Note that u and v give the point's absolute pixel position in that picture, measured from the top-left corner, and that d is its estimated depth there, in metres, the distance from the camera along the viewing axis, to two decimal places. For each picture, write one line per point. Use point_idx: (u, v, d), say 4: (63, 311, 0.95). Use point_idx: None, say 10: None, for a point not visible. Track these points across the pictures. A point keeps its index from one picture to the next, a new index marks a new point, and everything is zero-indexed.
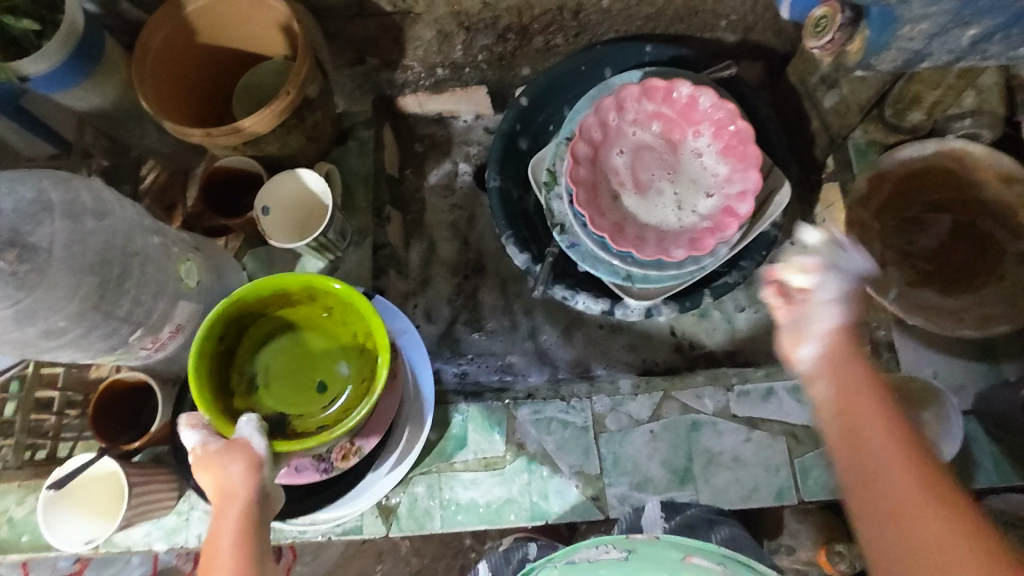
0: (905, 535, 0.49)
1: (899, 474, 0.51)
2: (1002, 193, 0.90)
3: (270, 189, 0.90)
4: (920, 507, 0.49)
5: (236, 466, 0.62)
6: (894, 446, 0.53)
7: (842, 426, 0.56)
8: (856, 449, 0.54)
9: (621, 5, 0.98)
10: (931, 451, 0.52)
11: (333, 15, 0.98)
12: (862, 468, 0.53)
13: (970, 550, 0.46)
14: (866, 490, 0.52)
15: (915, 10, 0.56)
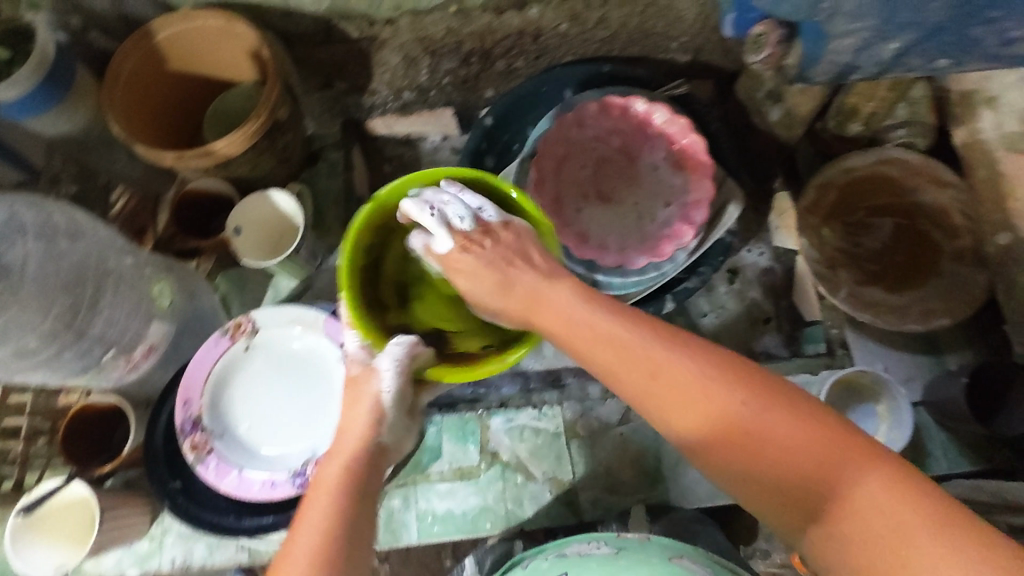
0: (733, 438, 0.52)
1: (695, 375, 0.54)
2: (935, 196, 0.96)
3: (244, 209, 0.92)
4: (727, 398, 0.52)
5: (366, 401, 0.65)
6: (625, 355, 0.57)
7: (621, 371, 0.57)
8: (653, 383, 0.55)
9: (578, 30, 1.04)
10: (647, 344, 0.57)
11: (301, 41, 1.04)
12: (654, 395, 0.55)
13: (772, 406, 0.51)
14: (694, 417, 0.53)
15: (842, 25, 0.61)
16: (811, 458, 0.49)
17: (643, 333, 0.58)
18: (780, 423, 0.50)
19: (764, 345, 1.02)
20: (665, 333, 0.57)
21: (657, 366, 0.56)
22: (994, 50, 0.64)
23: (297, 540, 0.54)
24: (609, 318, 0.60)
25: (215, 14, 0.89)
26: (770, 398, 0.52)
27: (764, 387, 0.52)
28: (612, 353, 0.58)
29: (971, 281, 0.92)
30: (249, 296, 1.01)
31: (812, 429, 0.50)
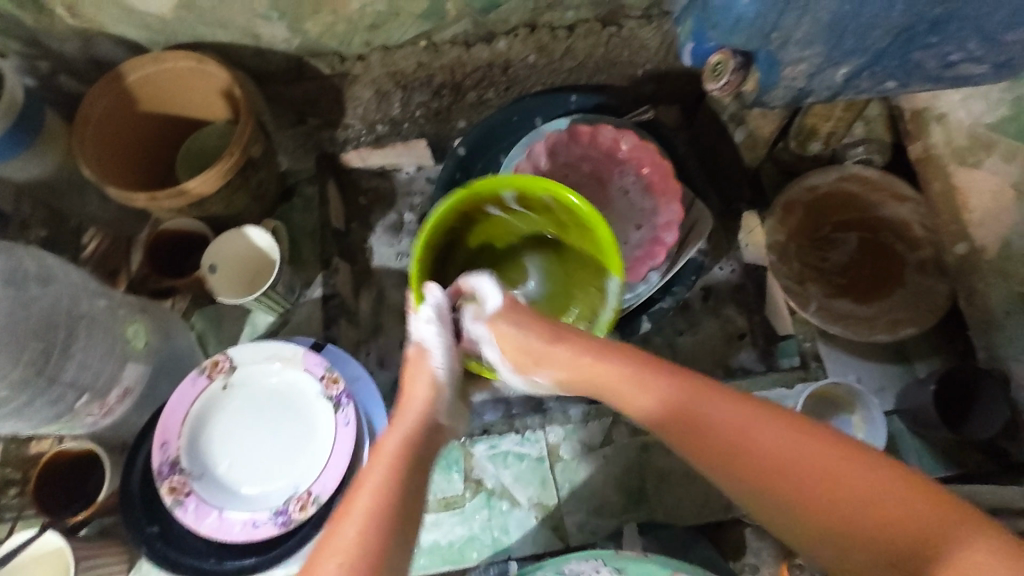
0: (810, 493, 0.51)
1: (769, 434, 0.54)
2: (896, 210, 1.00)
3: (217, 247, 0.91)
4: (802, 454, 0.52)
5: (422, 375, 0.65)
6: (684, 412, 0.57)
7: (686, 436, 0.56)
8: (721, 442, 0.55)
9: (546, 60, 1.08)
10: (714, 404, 0.56)
11: (272, 79, 1.06)
12: (721, 454, 0.54)
13: (817, 444, 0.52)
14: (763, 470, 0.53)
15: (794, 52, 0.64)
16: (871, 492, 0.50)
17: (702, 389, 0.57)
18: (850, 471, 0.51)
19: (741, 360, 1.04)
20: (724, 391, 0.57)
21: (725, 425, 0.55)
22: (936, 71, 0.69)
23: (349, 518, 0.52)
24: (663, 373, 0.59)
25: (183, 57, 0.90)
26: (843, 452, 0.52)
27: (835, 439, 0.52)
28: (671, 412, 0.57)
29: (933, 289, 0.96)
30: (226, 334, 1.00)
31: (892, 481, 0.50)
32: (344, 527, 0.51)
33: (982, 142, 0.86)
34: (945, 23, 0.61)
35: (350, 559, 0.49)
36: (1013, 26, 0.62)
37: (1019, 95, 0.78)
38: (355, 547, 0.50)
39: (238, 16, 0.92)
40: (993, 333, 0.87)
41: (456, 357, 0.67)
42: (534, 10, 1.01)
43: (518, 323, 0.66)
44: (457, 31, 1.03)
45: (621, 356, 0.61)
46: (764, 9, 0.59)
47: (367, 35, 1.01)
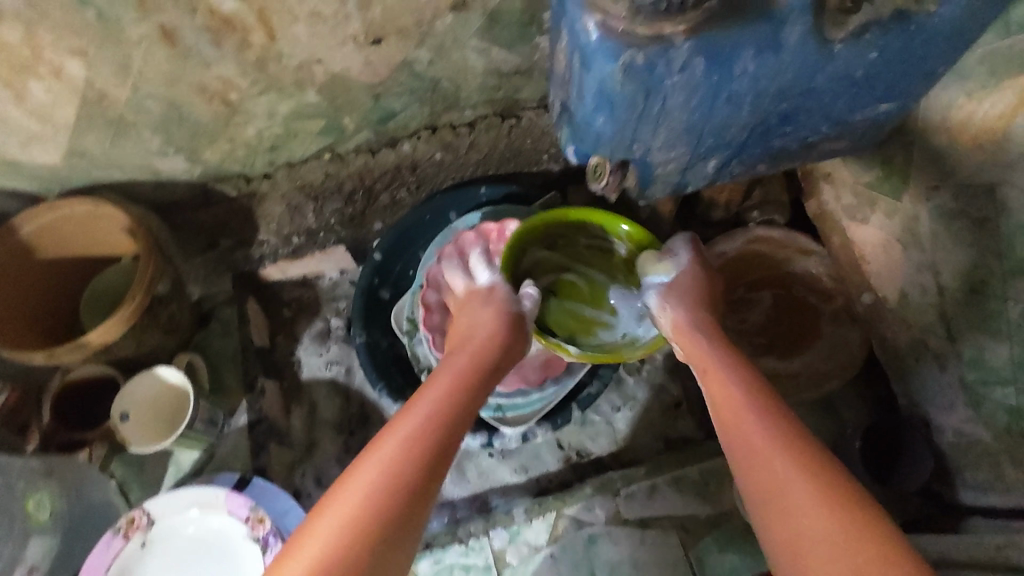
0: (763, 465, 0.64)
1: (758, 426, 0.67)
2: (805, 264, 1.03)
3: (127, 391, 0.89)
4: (777, 456, 0.63)
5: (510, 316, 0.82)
6: (725, 402, 0.72)
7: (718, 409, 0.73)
8: (735, 425, 0.69)
9: (452, 156, 1.09)
10: (751, 399, 0.70)
11: (178, 207, 1.05)
12: (732, 432, 0.69)
13: (796, 450, 0.63)
14: (750, 454, 0.66)
15: (660, 155, 0.66)
16: (809, 501, 0.59)
17: (749, 390, 0.71)
18: (809, 483, 0.60)
19: (679, 429, 1.05)
20: (768, 395, 0.71)
21: (743, 414, 0.69)
22: (800, 152, 0.73)
23: (421, 406, 0.67)
24: (726, 371, 0.75)
25: (79, 202, 0.88)
26: (805, 457, 0.62)
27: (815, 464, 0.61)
28: (718, 399, 0.73)
29: (849, 340, 0.99)
30: (149, 478, 0.96)
31: (844, 512, 0.56)
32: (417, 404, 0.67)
33: (865, 199, 0.89)
34: (794, 116, 0.65)
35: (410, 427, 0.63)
36: (856, 109, 0.66)
37: (888, 157, 0.82)
38: (419, 423, 0.64)
39: (132, 156, 0.92)
40: (909, 379, 0.89)
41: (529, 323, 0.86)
42: (432, 114, 1.03)
43: (676, 299, 0.87)
44: (359, 141, 1.04)
45: (714, 359, 0.77)
46: (620, 128, 0.61)
47: (268, 155, 1.01)
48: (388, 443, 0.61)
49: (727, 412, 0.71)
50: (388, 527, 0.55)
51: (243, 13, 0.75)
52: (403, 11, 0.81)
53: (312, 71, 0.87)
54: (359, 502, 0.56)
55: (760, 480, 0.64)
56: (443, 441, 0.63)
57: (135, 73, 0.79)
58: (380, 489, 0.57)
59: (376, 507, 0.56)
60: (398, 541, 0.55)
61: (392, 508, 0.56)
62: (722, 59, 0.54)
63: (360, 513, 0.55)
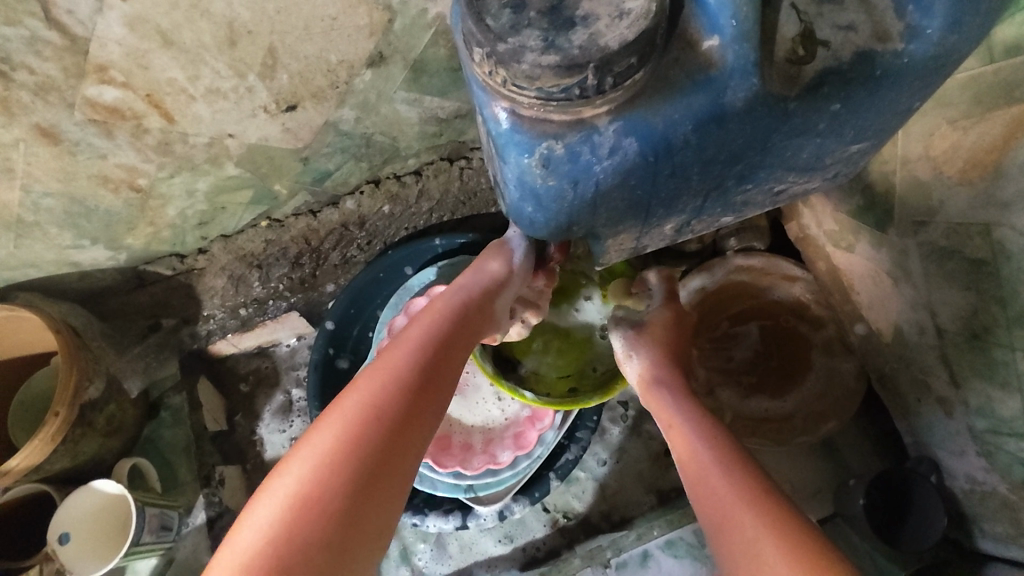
0: (735, 530, 0.57)
1: (726, 485, 0.60)
2: (790, 291, 0.94)
3: (66, 512, 0.81)
4: (746, 518, 0.57)
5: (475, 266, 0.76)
6: (690, 461, 0.65)
7: (684, 463, 0.67)
8: (701, 483, 0.63)
9: (402, 207, 1.02)
10: (719, 453, 0.64)
11: (113, 293, 0.96)
12: (699, 491, 0.62)
13: (769, 511, 0.56)
14: (718, 519, 0.59)
15: (606, 229, 0.58)
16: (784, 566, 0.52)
17: (713, 448, 0.65)
18: (782, 547, 0.53)
19: (672, 480, 0.97)
20: (738, 451, 0.64)
21: (710, 472, 0.62)
22: (767, 201, 0.64)
23: (394, 355, 0.64)
24: (689, 424, 0.68)
25: None
26: (778, 519, 0.55)
27: (788, 527, 0.55)
28: (685, 456, 0.67)
29: (841, 373, 0.90)
30: None
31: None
32: (389, 355, 0.64)
33: (847, 227, 0.81)
34: (753, 173, 0.56)
35: (375, 385, 0.60)
36: (823, 156, 0.58)
37: (868, 185, 0.74)
38: (384, 388, 0.60)
39: (44, 253, 0.84)
40: (913, 418, 0.81)
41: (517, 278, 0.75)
42: (371, 168, 0.95)
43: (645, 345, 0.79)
44: (297, 204, 0.96)
45: (677, 413, 0.71)
46: (552, 217, 0.52)
47: (199, 231, 0.93)
48: (352, 404, 0.59)
49: (693, 473, 0.64)
50: (336, 510, 0.52)
51: (129, 99, 0.67)
52: (313, 74, 0.73)
53: (225, 145, 0.79)
54: (307, 479, 0.53)
55: (734, 548, 0.56)
56: (408, 404, 0.60)
57: (21, 174, 0.71)
58: (333, 464, 0.54)
59: (323, 476, 0.53)
60: (351, 522, 0.52)
61: (342, 481, 0.53)
62: (657, 137, 0.46)
63: (307, 496, 0.52)
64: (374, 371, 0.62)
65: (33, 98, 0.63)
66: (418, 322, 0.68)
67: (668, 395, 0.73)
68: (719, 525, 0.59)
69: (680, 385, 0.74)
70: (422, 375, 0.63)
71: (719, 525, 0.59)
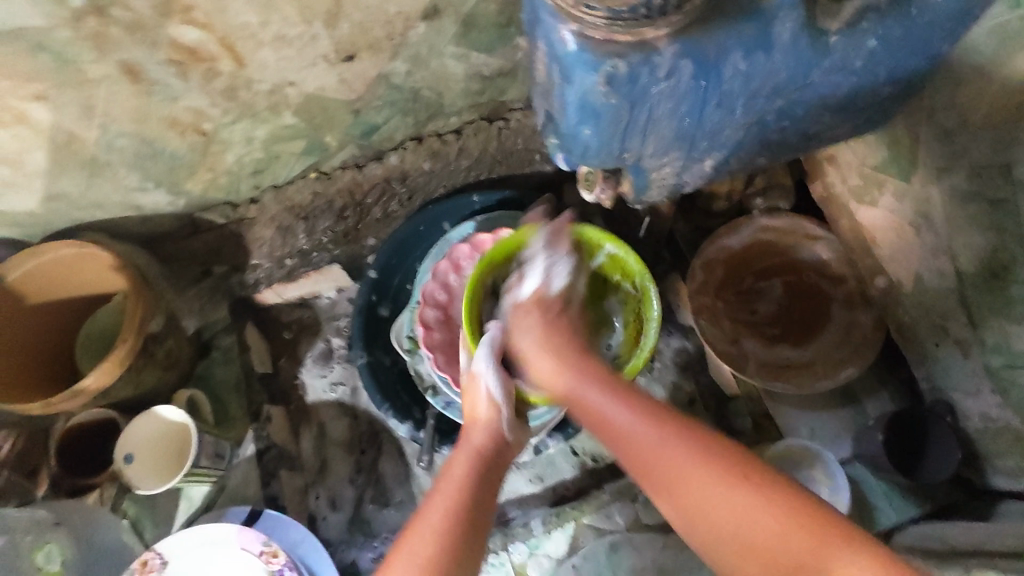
0: (705, 507, 0.56)
1: (677, 454, 0.59)
2: (814, 251, 0.98)
3: (130, 435, 0.89)
4: (706, 485, 0.56)
5: (477, 398, 0.75)
6: (627, 446, 0.62)
7: (615, 446, 0.64)
8: (648, 465, 0.60)
9: (442, 164, 1.05)
10: (639, 428, 0.62)
11: (166, 239, 1.02)
12: (642, 472, 0.61)
13: (723, 468, 0.57)
14: (675, 490, 0.58)
15: (652, 161, 0.62)
16: (770, 536, 0.52)
17: (642, 416, 0.62)
18: (760, 505, 0.53)
19: None
20: (668, 418, 0.62)
21: (657, 445, 0.60)
22: (800, 143, 0.69)
23: (434, 507, 0.64)
24: (606, 398, 0.66)
25: (63, 246, 0.86)
26: (738, 478, 0.56)
27: (743, 470, 0.56)
28: (616, 438, 0.64)
29: (858, 323, 0.94)
30: (162, 515, 0.96)
31: (780, 507, 0.53)
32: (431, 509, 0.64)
33: (872, 181, 0.85)
34: (791, 111, 0.61)
35: (427, 547, 0.60)
36: (856, 98, 0.62)
37: (895, 137, 0.77)
38: (427, 546, 0.60)
39: (111, 194, 0.89)
40: (930, 364, 0.86)
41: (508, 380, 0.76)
42: (417, 124, 1.00)
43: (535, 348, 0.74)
44: (344, 157, 1.01)
45: (585, 381, 0.68)
46: (607, 140, 0.57)
47: (252, 179, 0.98)
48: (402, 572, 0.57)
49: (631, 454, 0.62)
50: None
51: (206, 41, 0.72)
52: (372, 24, 0.77)
53: (285, 94, 0.83)
54: None
55: (710, 527, 0.55)
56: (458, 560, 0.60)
57: (102, 113, 0.76)
58: None
59: None
60: None
61: None
62: (709, 64, 0.51)
63: None
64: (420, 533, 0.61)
65: (121, 36, 0.68)
66: (450, 471, 0.69)
67: (580, 365, 0.70)
68: (683, 506, 0.57)
69: (585, 354, 0.71)
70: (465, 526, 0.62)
71: (681, 502, 0.58)
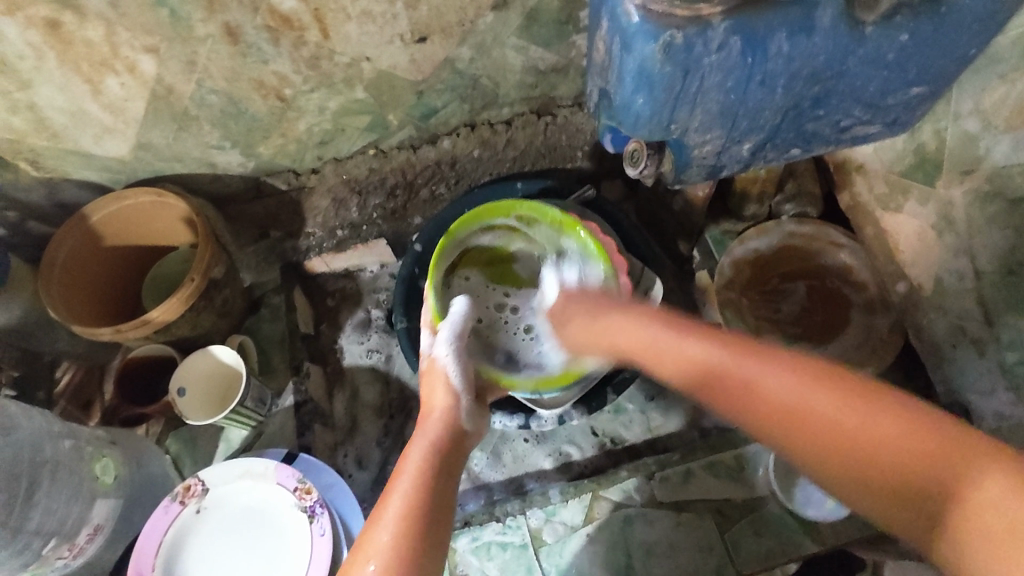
0: (812, 437, 0.51)
1: (777, 387, 0.54)
2: (838, 257, 1.01)
3: (184, 370, 0.95)
4: (815, 406, 0.51)
5: (438, 386, 0.77)
6: (745, 383, 0.56)
7: (710, 397, 0.59)
8: (759, 404, 0.55)
9: (490, 153, 1.13)
10: (722, 358, 0.59)
11: (233, 200, 1.11)
12: (755, 414, 0.55)
13: (826, 389, 0.51)
14: (764, 409, 0.54)
15: (696, 137, 0.68)
16: (888, 454, 0.47)
17: (729, 352, 0.59)
18: (872, 423, 0.48)
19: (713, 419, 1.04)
20: (770, 355, 0.56)
21: (750, 381, 0.56)
22: (833, 136, 0.75)
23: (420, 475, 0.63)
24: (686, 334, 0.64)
25: (144, 193, 0.93)
26: (858, 398, 0.50)
27: (830, 378, 0.52)
28: (712, 378, 0.59)
29: (876, 327, 0.96)
30: (201, 453, 1.02)
31: (902, 421, 0.47)
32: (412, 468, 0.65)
33: (899, 188, 0.90)
34: (826, 99, 0.67)
35: (416, 478, 0.63)
36: (887, 93, 0.68)
37: (921, 144, 0.83)
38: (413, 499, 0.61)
39: (192, 149, 0.98)
40: (946, 366, 0.89)
41: (466, 366, 0.80)
42: (471, 111, 1.07)
43: (563, 315, 0.81)
44: (402, 137, 1.08)
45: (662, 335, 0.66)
46: (658, 110, 0.63)
47: (317, 150, 1.06)
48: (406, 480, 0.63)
49: (754, 397, 0.55)
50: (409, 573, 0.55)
51: (300, 11, 0.80)
52: (447, 10, 0.86)
53: (361, 68, 0.92)
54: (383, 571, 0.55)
55: (820, 467, 0.51)
56: (433, 506, 0.61)
57: (200, 69, 0.85)
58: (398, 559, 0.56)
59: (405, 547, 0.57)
60: None
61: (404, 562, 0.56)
62: (757, 41, 0.57)
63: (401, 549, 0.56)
64: (408, 477, 0.63)
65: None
66: (409, 460, 0.66)
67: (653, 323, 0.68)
68: (803, 446, 0.51)
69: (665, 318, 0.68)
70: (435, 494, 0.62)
71: (799, 438, 0.52)
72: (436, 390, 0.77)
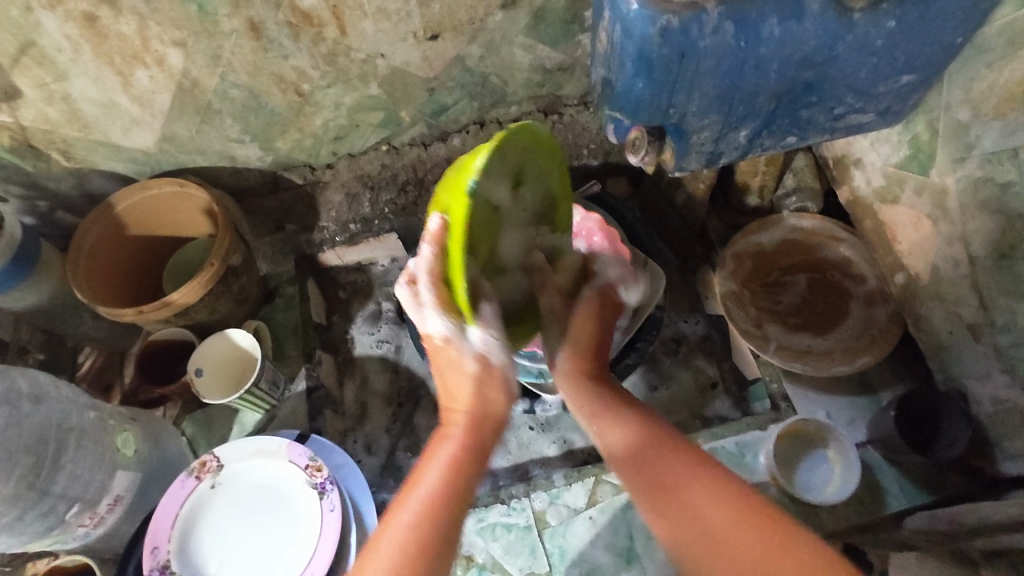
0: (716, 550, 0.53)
1: (700, 493, 0.56)
2: (838, 251, 1.03)
3: (203, 352, 0.99)
4: (725, 518, 0.54)
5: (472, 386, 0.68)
6: (676, 476, 0.58)
7: (632, 479, 0.61)
8: (678, 504, 0.57)
9: None
10: (657, 449, 0.61)
11: (250, 194, 1.17)
12: (673, 512, 0.57)
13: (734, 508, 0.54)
14: (682, 513, 0.56)
15: (695, 122, 0.72)
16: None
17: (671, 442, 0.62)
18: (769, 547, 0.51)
19: (715, 409, 1.07)
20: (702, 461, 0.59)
21: (674, 480, 0.58)
22: (828, 124, 0.78)
23: (439, 483, 0.60)
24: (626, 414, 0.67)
25: (167, 183, 0.97)
26: (764, 522, 0.53)
27: (746, 498, 0.55)
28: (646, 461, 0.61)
29: (875, 318, 0.98)
30: (216, 435, 1.06)
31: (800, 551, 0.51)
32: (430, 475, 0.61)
33: (895, 180, 0.92)
34: (820, 85, 0.70)
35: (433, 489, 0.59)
36: (879, 81, 0.71)
37: (914, 135, 0.86)
38: (427, 515, 0.57)
39: (213, 141, 1.02)
40: (944, 356, 0.91)
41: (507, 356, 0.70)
42: (480, 109, 1.11)
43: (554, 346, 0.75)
44: (414, 134, 1.12)
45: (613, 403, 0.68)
46: (657, 93, 0.66)
47: (332, 145, 1.10)
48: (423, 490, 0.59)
49: (674, 497, 0.57)
50: None
51: (320, 8, 0.85)
52: (459, 8, 0.90)
53: (376, 65, 0.96)
54: None
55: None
56: (447, 525, 0.57)
57: (224, 63, 0.90)
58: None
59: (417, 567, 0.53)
60: None
61: None
62: (750, 25, 0.61)
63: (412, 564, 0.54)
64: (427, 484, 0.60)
65: None
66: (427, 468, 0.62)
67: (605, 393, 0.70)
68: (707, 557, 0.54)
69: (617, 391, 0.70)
70: (451, 506, 0.58)
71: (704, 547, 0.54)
72: (466, 386, 0.69)
